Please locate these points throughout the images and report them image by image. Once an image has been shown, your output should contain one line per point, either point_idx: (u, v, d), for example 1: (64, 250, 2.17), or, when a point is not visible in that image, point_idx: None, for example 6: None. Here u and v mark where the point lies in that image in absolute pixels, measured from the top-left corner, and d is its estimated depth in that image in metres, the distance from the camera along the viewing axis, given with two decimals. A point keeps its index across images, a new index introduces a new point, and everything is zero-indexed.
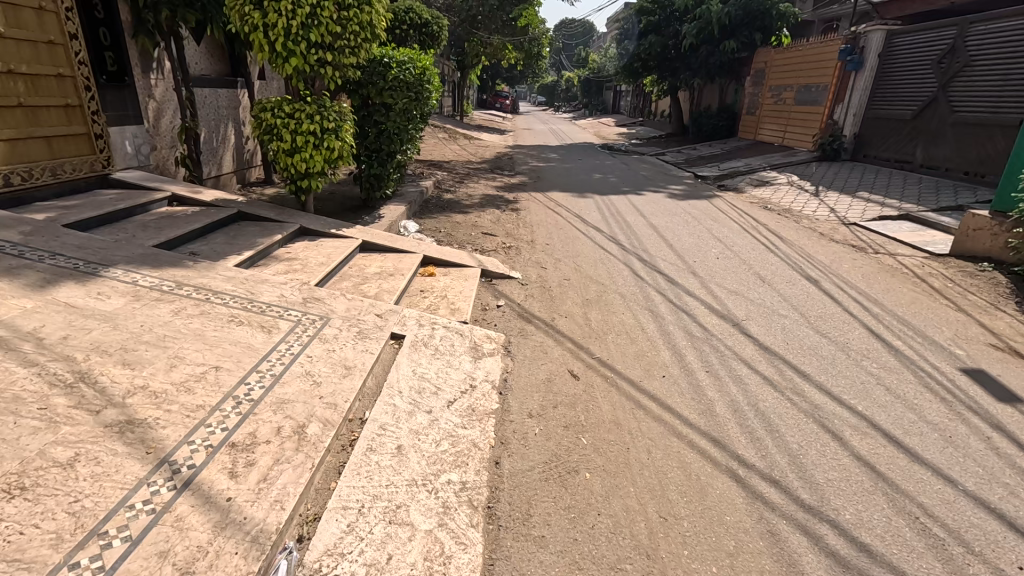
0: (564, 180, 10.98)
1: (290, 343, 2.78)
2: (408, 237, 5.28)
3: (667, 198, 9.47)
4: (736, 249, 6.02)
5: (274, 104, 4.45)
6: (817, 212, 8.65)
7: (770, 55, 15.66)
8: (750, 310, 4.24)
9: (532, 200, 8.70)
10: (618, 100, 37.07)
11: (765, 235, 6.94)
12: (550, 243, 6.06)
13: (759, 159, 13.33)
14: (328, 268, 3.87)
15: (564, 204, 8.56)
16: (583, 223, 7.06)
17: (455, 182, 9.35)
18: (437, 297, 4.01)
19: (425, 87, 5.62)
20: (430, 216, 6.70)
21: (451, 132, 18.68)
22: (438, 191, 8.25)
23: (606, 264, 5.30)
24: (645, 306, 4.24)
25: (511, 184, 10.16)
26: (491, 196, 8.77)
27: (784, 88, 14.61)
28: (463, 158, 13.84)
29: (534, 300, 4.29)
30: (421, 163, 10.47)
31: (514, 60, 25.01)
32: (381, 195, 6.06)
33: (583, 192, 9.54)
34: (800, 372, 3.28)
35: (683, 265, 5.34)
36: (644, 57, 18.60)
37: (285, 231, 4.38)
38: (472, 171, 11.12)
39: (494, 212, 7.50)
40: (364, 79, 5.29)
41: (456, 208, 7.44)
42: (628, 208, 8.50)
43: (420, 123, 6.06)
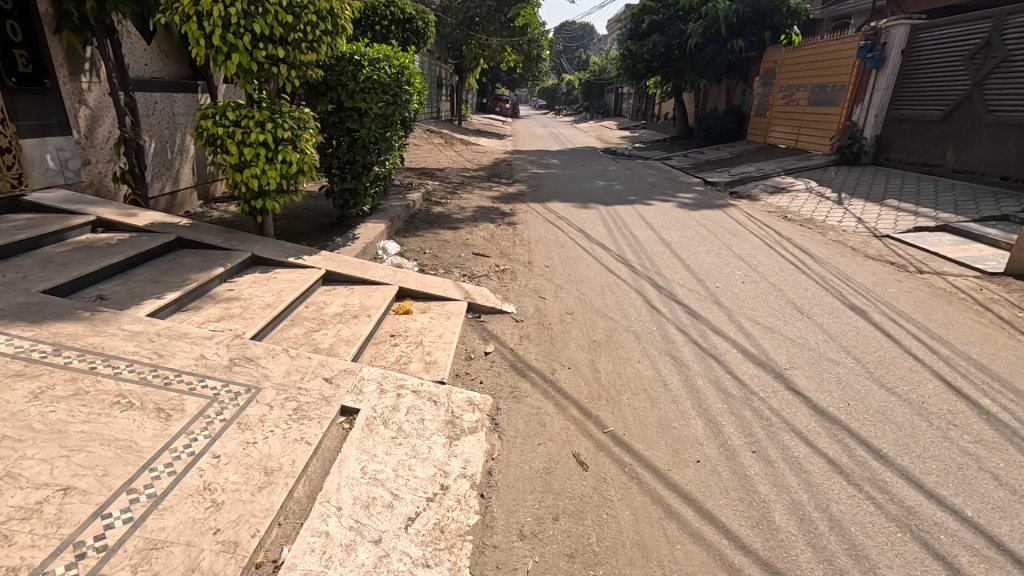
0: (566, 188, 10.27)
1: (192, 436, 2.04)
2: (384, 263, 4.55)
3: (678, 207, 8.74)
4: (762, 271, 5.27)
5: (216, 109, 3.72)
6: (843, 223, 7.90)
7: (781, 54, 14.90)
8: (791, 354, 3.50)
9: (531, 212, 7.96)
10: (620, 103, 36.42)
11: (791, 250, 6.19)
12: (549, 265, 5.32)
13: (773, 164, 12.57)
14: (275, 312, 3.13)
15: (565, 216, 7.81)
16: (587, 239, 6.33)
17: (447, 192, 8.61)
18: (410, 344, 3.26)
19: (404, 89, 4.88)
20: (416, 233, 5.97)
21: (448, 138, 18.02)
22: (427, 204, 7.52)
23: (614, 292, 4.56)
24: (666, 351, 3.49)
25: (509, 193, 9.44)
26: (486, 207, 8.03)
27: (797, 88, 13.85)
28: (459, 165, 13.14)
29: (530, 344, 3.54)
30: (411, 173, 9.75)
31: (513, 63, 24.38)
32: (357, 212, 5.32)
33: (586, 202, 8.81)
34: (873, 451, 2.53)
35: (704, 293, 4.59)
36: (648, 57, 17.94)
37: (230, 262, 3.65)
38: (467, 180, 10.41)
39: (488, 227, 6.77)
40: (331, 80, 4.55)
41: (446, 223, 6.71)
42: (636, 220, 7.76)
43: (401, 130, 5.32)
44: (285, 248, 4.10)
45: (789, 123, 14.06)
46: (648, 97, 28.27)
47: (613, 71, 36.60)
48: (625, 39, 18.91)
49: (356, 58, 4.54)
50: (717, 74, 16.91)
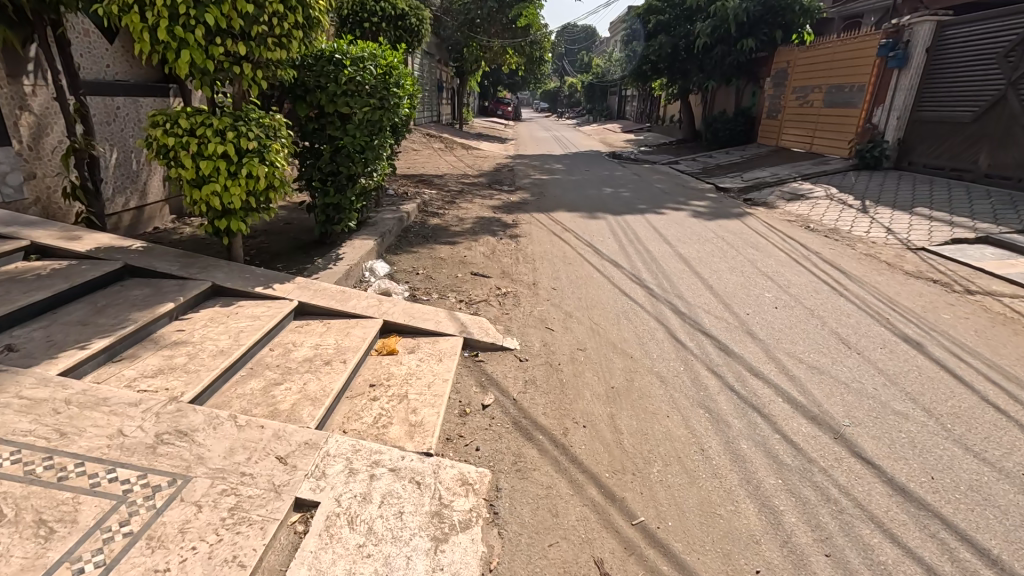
0: (571, 195, 9.72)
1: (76, 567, 1.48)
2: (370, 290, 4.01)
3: (692, 217, 8.18)
4: (795, 293, 4.71)
5: (168, 116, 3.17)
6: (871, 234, 7.33)
7: (794, 54, 14.31)
8: (848, 404, 2.94)
9: (535, 222, 7.41)
10: (624, 105, 35.91)
11: (822, 266, 5.63)
12: (556, 286, 4.78)
13: (787, 168, 12.00)
14: (229, 361, 2.59)
15: (571, 227, 7.26)
16: (596, 255, 5.78)
17: (445, 202, 8.06)
18: (393, 398, 2.71)
19: (393, 91, 4.32)
20: (409, 250, 5.43)
21: (449, 142, 17.51)
22: (422, 216, 6.97)
23: (632, 321, 4.01)
24: (698, 402, 2.94)
25: (511, 201, 8.90)
26: (487, 218, 7.49)
27: (811, 89, 13.26)
28: (458, 171, 12.60)
29: (536, 393, 2.98)
30: (407, 180, 9.22)
31: (515, 65, 23.89)
32: (342, 229, 4.77)
33: (594, 212, 8.26)
34: (978, 552, 1.98)
35: (734, 323, 4.03)
36: (654, 59, 17.47)
37: (185, 294, 3.11)
38: (467, 188, 9.87)
39: (488, 242, 6.23)
40: (309, 81, 4.00)
41: (443, 238, 6.17)
42: (648, 232, 7.20)
43: (390, 137, 4.76)
44: (253, 275, 3.56)
45: (803, 125, 13.48)
46: (653, 99, 27.73)
47: (616, 73, 36.10)
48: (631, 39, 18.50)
49: (337, 57, 3.99)
50: (726, 75, 16.35)
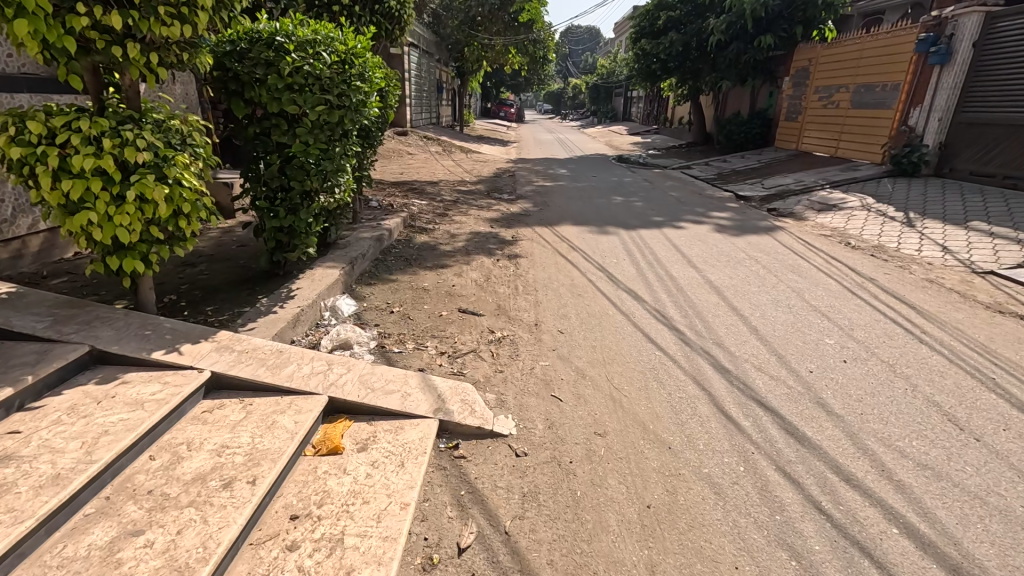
0: (578, 205, 8.79)
1: None
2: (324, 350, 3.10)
3: (715, 230, 7.23)
4: (863, 340, 3.76)
5: (16, 117, 2.24)
6: (925, 253, 6.38)
7: (816, 51, 13.32)
8: (999, 542, 2.00)
9: (537, 239, 6.48)
10: (630, 108, 34.99)
11: (883, 296, 4.69)
12: (564, 329, 3.85)
13: (812, 174, 11.04)
14: (57, 503, 1.65)
15: (579, 244, 6.33)
16: (611, 283, 4.84)
17: (436, 214, 7.13)
18: (320, 548, 1.77)
19: (354, 85, 3.39)
20: (385, 279, 4.50)
21: (447, 145, 16.61)
22: (407, 232, 6.03)
23: (664, 387, 3.06)
24: (779, 540, 1.99)
25: (511, 213, 7.96)
26: (483, 233, 6.55)
27: (837, 89, 12.29)
28: (455, 177, 11.68)
29: (539, 521, 2.05)
30: (396, 190, 8.31)
31: (517, 65, 23.01)
32: (300, 257, 3.85)
33: (604, 225, 7.32)
34: None
35: (798, 388, 3.07)
36: (664, 57, 16.63)
37: (40, 370, 2.18)
38: (463, 197, 8.95)
39: (483, 265, 5.30)
40: (243, 72, 3.07)
41: (429, 260, 5.24)
42: (668, 249, 6.27)
43: (355, 141, 3.83)
44: (157, 332, 2.63)
45: (827, 128, 12.51)
46: (660, 100, 26.78)
47: (622, 73, 35.14)
48: (640, 36, 17.74)
49: (278, 38, 3.05)
50: (741, 74, 15.39)
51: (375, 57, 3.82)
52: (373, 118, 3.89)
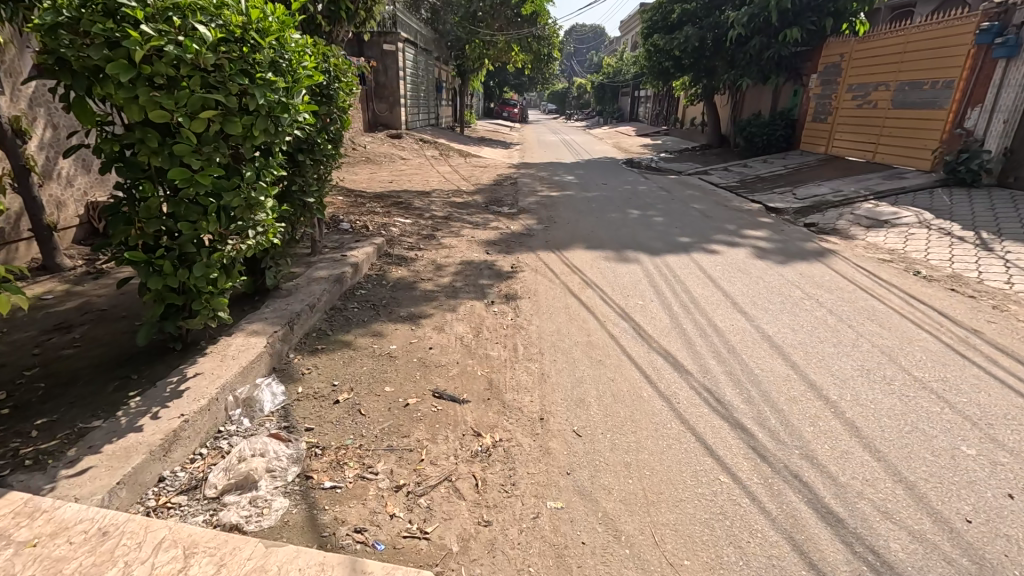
0: (590, 220, 7.64)
1: None
2: (206, 508, 1.96)
3: (755, 255, 6.06)
4: (1018, 450, 2.58)
5: None
6: (1017, 287, 5.21)
7: (851, 45, 12.04)
8: None
9: (541, 269, 5.35)
10: (638, 107, 33.71)
11: (1003, 361, 3.52)
12: (582, 425, 2.71)
13: (850, 183, 9.85)
14: None
15: (593, 275, 5.16)
16: (639, 342, 3.68)
17: (421, 237, 5.98)
18: None
19: (261, 77, 2.20)
20: (338, 343, 3.37)
21: (445, 149, 15.48)
22: (380, 265, 4.88)
23: (748, 566, 1.90)
24: None
25: (511, 233, 6.80)
26: (477, 262, 5.40)
27: (875, 87, 11.05)
28: (451, 185, 10.59)
29: None
30: (379, 205, 7.19)
31: (521, 64, 21.87)
32: (211, 323, 2.72)
33: (621, 249, 6.16)
34: None
35: (967, 569, 1.90)
36: (678, 54, 15.66)
37: None
38: (456, 211, 7.80)
39: (472, 313, 4.15)
40: (72, 57, 1.88)
41: (403, 308, 4.09)
42: (703, 280, 5.10)
43: (279, 158, 2.67)
44: None
45: (863, 131, 11.30)
46: (671, 100, 25.56)
47: (628, 72, 34.04)
48: (653, 32, 16.91)
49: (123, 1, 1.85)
50: (763, 71, 14.19)
51: (304, 36, 2.62)
52: (306, 122, 2.71)
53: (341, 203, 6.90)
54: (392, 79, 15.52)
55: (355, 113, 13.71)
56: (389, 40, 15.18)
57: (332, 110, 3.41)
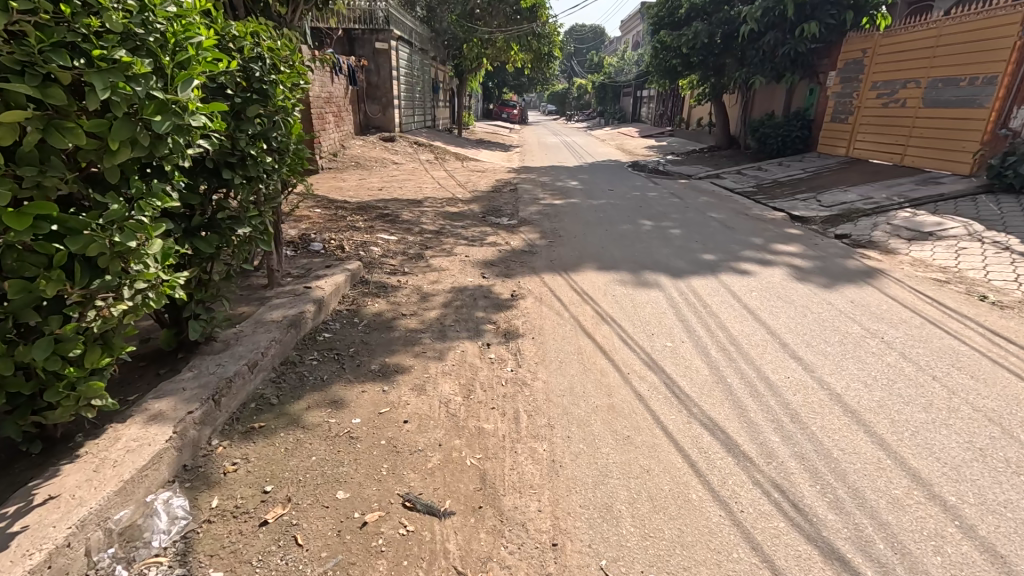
0: (600, 233, 6.84)
1: None
2: None
3: (793, 276, 5.25)
4: None
5: None
6: None
7: (874, 40, 11.25)
8: None
9: (547, 297, 4.55)
10: (640, 107, 32.89)
11: None
12: (616, 555, 1.92)
13: (879, 189, 9.05)
14: None
15: (609, 305, 4.35)
16: (675, 409, 2.87)
17: (407, 258, 5.16)
18: None
19: (99, 59, 1.59)
20: (283, 418, 2.56)
21: (441, 152, 14.69)
22: (355, 297, 4.08)
23: None
24: None
25: (511, 250, 6.00)
26: (471, 290, 4.59)
27: (903, 84, 10.27)
28: (445, 192, 9.80)
29: None
30: (362, 218, 6.39)
31: (520, 63, 21.06)
32: (93, 409, 1.90)
33: (638, 270, 5.36)
34: None
35: None
36: (686, 51, 14.93)
37: None
38: (450, 223, 6.99)
39: (464, 362, 3.34)
40: None
41: (377, 357, 3.28)
42: (741, 311, 4.29)
43: (175, 178, 1.99)
44: None
45: (890, 131, 10.51)
46: (676, 100, 24.74)
47: (630, 72, 33.34)
48: (659, 28, 16.18)
49: None
50: (777, 69, 13.41)
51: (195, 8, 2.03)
52: (212, 127, 2.10)
53: (319, 217, 6.10)
54: (385, 79, 14.73)
55: (345, 115, 12.91)
56: (381, 38, 14.40)
57: (274, 113, 2.64)
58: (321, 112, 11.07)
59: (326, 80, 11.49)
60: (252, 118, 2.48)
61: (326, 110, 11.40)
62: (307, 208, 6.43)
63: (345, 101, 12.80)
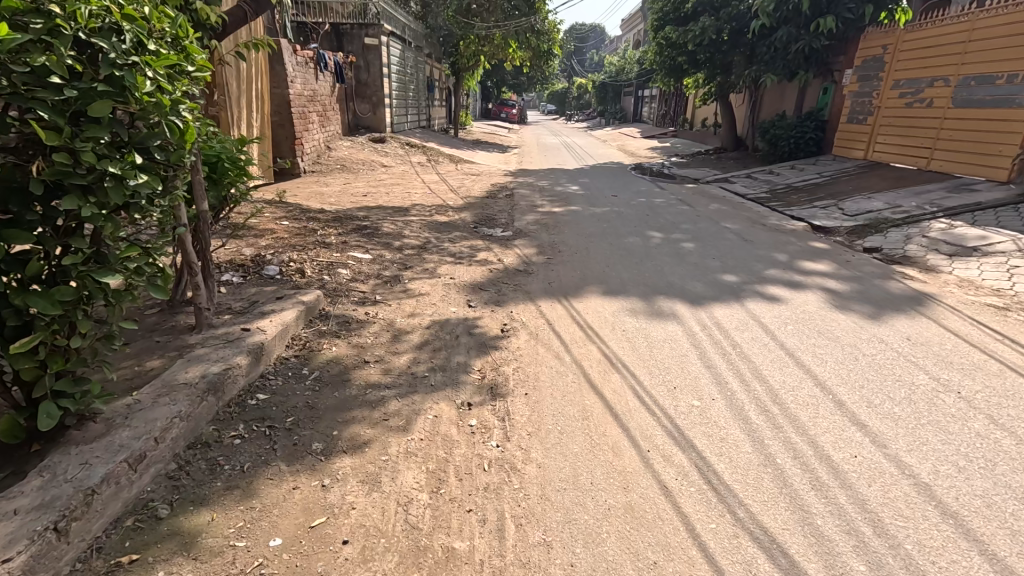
0: (604, 248, 6.12)
1: None
2: None
3: (831, 303, 4.52)
4: None
5: None
6: None
7: (897, 35, 10.51)
8: None
9: (544, 332, 3.81)
10: (642, 108, 32.15)
11: None
12: None
13: (906, 197, 8.34)
14: None
15: (619, 344, 3.62)
16: (715, 513, 2.13)
17: (381, 282, 4.41)
18: None
19: None
20: (171, 542, 1.82)
21: (434, 154, 13.94)
22: (309, 338, 3.33)
23: None
24: None
25: (503, 269, 5.26)
26: (454, 323, 3.85)
27: (929, 83, 9.55)
28: (435, 198, 9.06)
29: None
30: (337, 232, 5.65)
31: (519, 61, 20.32)
32: None
33: (651, 295, 4.62)
34: None
35: None
36: (692, 48, 14.25)
37: None
38: (436, 236, 6.26)
39: (436, 433, 2.59)
40: None
41: (322, 428, 2.53)
42: (778, 352, 3.55)
43: None
44: None
45: (915, 133, 9.78)
46: (680, 100, 24.00)
47: (631, 71, 32.63)
48: (663, 24, 15.49)
49: None
50: (790, 66, 12.70)
51: None
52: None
53: (285, 231, 5.36)
54: (375, 76, 13.98)
55: (331, 115, 12.15)
56: (371, 33, 13.65)
57: (150, 113, 1.90)
58: (303, 111, 10.33)
59: (310, 77, 10.73)
60: (107, 121, 1.74)
61: (309, 110, 10.65)
62: (274, 220, 5.69)
63: (331, 99, 12.06)
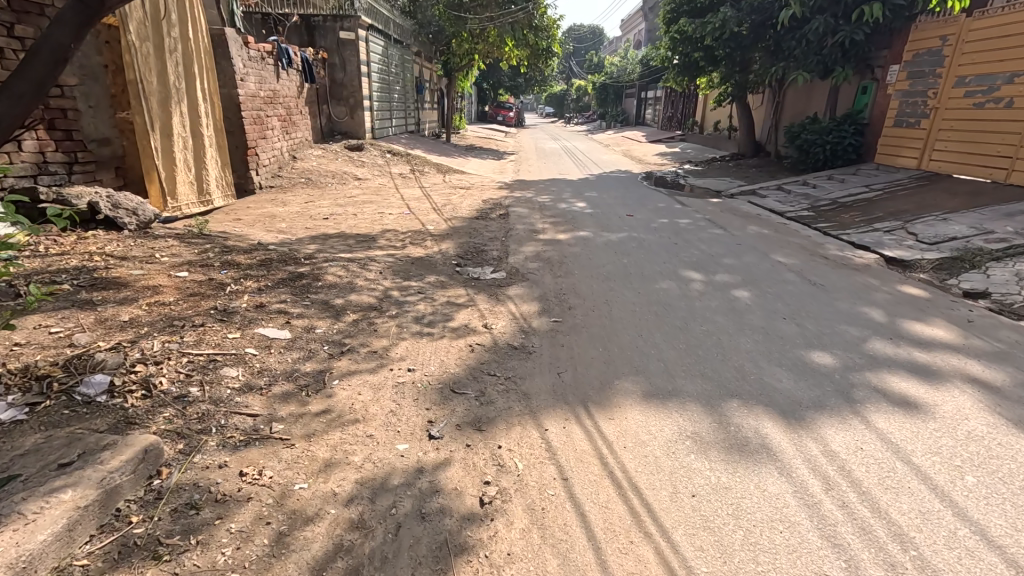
0: (630, 300, 4.50)
1: None
2: None
3: (1002, 415, 2.88)
4: None
5: None
6: None
7: (962, 23, 8.88)
8: None
9: (557, 505, 2.17)
10: (646, 108, 30.47)
11: None
12: None
13: (994, 220, 6.75)
14: None
15: (693, 543, 1.99)
16: None
17: (292, 389, 2.77)
18: None
19: None
20: None
21: (419, 163, 12.34)
22: (91, 574, 1.67)
23: None
24: None
25: (491, 344, 3.63)
26: (398, 488, 2.20)
27: (1008, 79, 7.99)
28: (412, 222, 7.44)
29: None
30: (257, 287, 4.01)
31: (515, 60, 18.72)
32: None
33: (719, 402, 2.98)
34: None
35: None
36: (709, 43, 12.68)
37: None
38: (401, 284, 4.62)
39: None
40: None
41: None
42: (992, 564, 1.92)
43: None
44: None
45: (988, 140, 8.26)
46: (689, 100, 22.35)
47: (634, 71, 31.00)
48: (677, 16, 13.92)
49: None
50: (824, 62, 11.13)
51: None
52: None
53: (175, 290, 3.73)
54: (352, 76, 12.35)
55: (299, 119, 10.55)
56: (347, 26, 12.05)
57: None
58: (259, 115, 8.70)
59: (269, 75, 9.10)
60: None
61: (268, 114, 9.02)
62: (168, 271, 4.05)
63: (298, 101, 10.45)
